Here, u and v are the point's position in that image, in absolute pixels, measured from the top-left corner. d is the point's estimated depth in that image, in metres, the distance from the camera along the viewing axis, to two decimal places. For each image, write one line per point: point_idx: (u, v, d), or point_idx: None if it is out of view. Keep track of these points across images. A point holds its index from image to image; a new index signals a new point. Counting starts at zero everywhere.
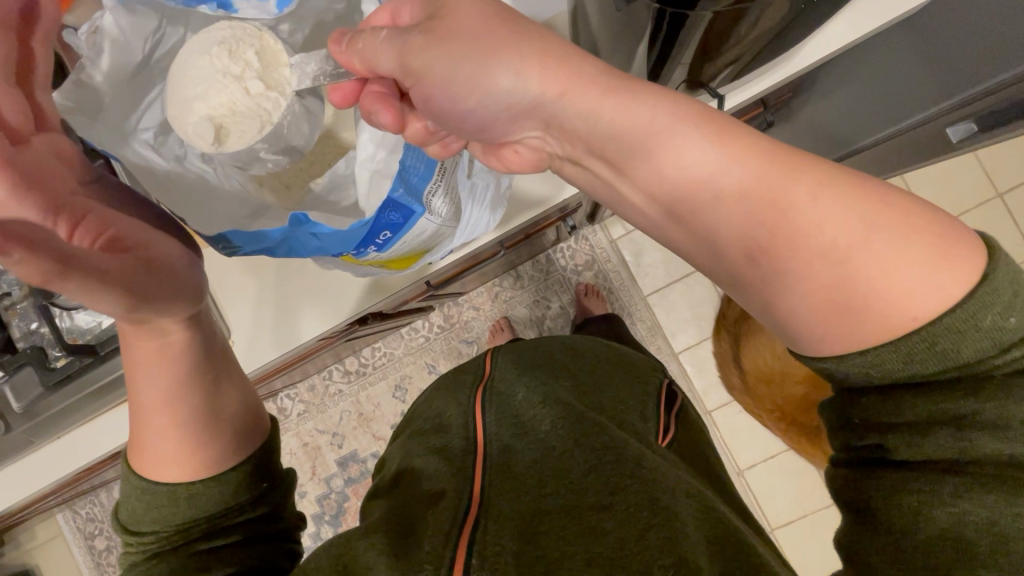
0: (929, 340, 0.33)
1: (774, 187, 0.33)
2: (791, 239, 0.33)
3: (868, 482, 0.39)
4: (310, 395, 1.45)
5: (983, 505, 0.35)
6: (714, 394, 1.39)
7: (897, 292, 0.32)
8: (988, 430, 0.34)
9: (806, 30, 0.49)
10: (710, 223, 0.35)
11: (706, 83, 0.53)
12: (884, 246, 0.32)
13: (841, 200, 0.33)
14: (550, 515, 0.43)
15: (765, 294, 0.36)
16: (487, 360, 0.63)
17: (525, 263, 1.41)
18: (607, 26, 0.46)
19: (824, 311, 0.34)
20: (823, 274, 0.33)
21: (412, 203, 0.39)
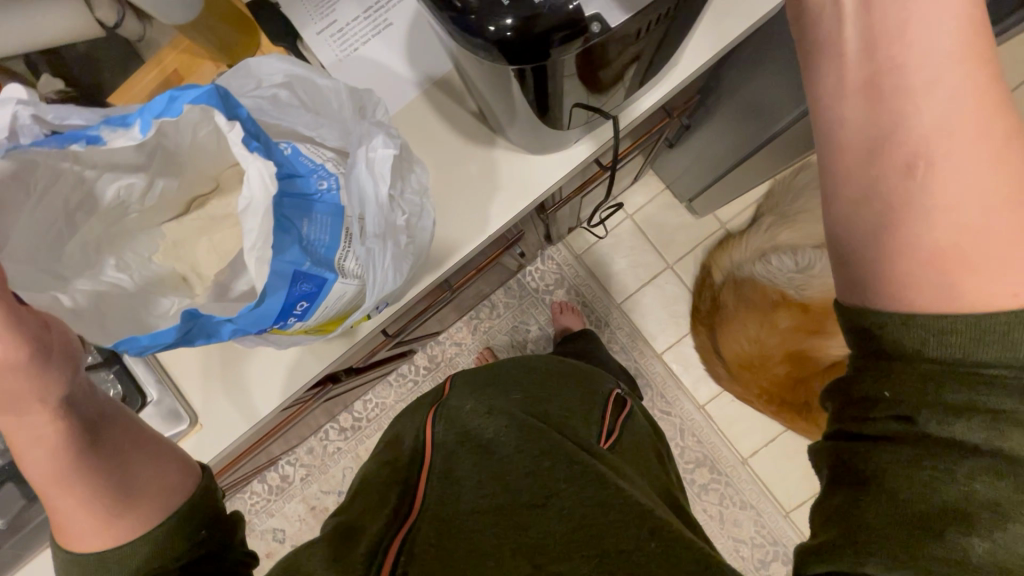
0: (1003, 325, 0.33)
1: (960, 123, 0.35)
2: (944, 176, 0.35)
3: (876, 455, 0.36)
4: (310, 458, 1.45)
5: (994, 490, 0.33)
6: (704, 388, 1.40)
7: (1002, 268, 0.34)
8: (1023, 428, 0.33)
9: (675, 42, 0.53)
10: (894, 116, 0.37)
11: (599, 107, 0.55)
12: (1007, 225, 0.34)
13: (1001, 168, 0.35)
14: (480, 513, 0.53)
15: (892, 212, 0.37)
16: (446, 384, 0.69)
17: (497, 292, 1.44)
18: (483, 79, 0.48)
19: (915, 249, 0.36)
20: (953, 218, 0.35)
21: (323, 271, 0.41)
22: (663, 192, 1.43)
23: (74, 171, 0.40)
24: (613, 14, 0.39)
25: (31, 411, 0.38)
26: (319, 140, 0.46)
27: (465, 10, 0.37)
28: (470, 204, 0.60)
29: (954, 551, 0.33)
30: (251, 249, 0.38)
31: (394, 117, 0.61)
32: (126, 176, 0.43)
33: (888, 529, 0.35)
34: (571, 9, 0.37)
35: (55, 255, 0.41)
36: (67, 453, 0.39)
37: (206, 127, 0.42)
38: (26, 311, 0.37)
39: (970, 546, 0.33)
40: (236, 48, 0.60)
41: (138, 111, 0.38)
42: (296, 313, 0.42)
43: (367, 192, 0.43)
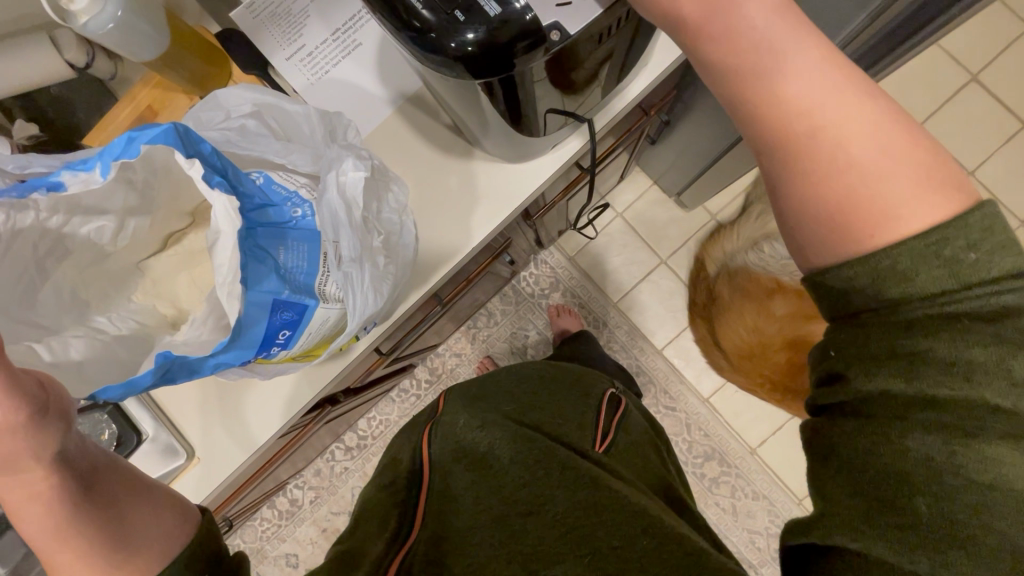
0: (891, 265, 0.32)
1: (802, 65, 0.33)
2: (809, 124, 0.33)
3: (830, 425, 0.35)
4: (318, 480, 1.44)
5: (929, 445, 0.31)
6: (708, 380, 1.39)
7: (892, 206, 0.32)
8: (938, 366, 0.31)
9: (643, 40, 0.52)
10: (742, 88, 0.35)
11: (572, 111, 0.54)
12: (882, 156, 0.32)
13: (857, 102, 0.33)
14: (480, 528, 0.54)
15: (777, 185, 0.35)
16: (440, 400, 0.68)
17: (493, 299, 1.43)
18: (452, 94, 0.47)
19: (810, 205, 0.34)
20: (826, 174, 0.33)
21: (301, 298, 0.41)
22: (651, 188, 1.43)
23: (39, 217, 0.40)
24: (572, 20, 0.38)
25: (23, 469, 0.35)
26: (291, 166, 0.45)
27: (423, 29, 0.37)
28: (451, 217, 0.59)
29: (906, 517, 0.32)
30: (221, 284, 0.38)
31: (369, 137, 0.61)
32: (99, 219, 0.43)
33: (845, 501, 0.33)
34: (529, 19, 0.37)
35: (30, 303, 0.41)
36: (61, 509, 0.37)
37: (168, 162, 0.42)
38: (20, 368, 0.35)
39: (919, 511, 0.31)
40: (206, 78, 0.60)
41: (98, 154, 0.38)
42: (276, 341, 0.42)
43: (339, 212, 0.43)
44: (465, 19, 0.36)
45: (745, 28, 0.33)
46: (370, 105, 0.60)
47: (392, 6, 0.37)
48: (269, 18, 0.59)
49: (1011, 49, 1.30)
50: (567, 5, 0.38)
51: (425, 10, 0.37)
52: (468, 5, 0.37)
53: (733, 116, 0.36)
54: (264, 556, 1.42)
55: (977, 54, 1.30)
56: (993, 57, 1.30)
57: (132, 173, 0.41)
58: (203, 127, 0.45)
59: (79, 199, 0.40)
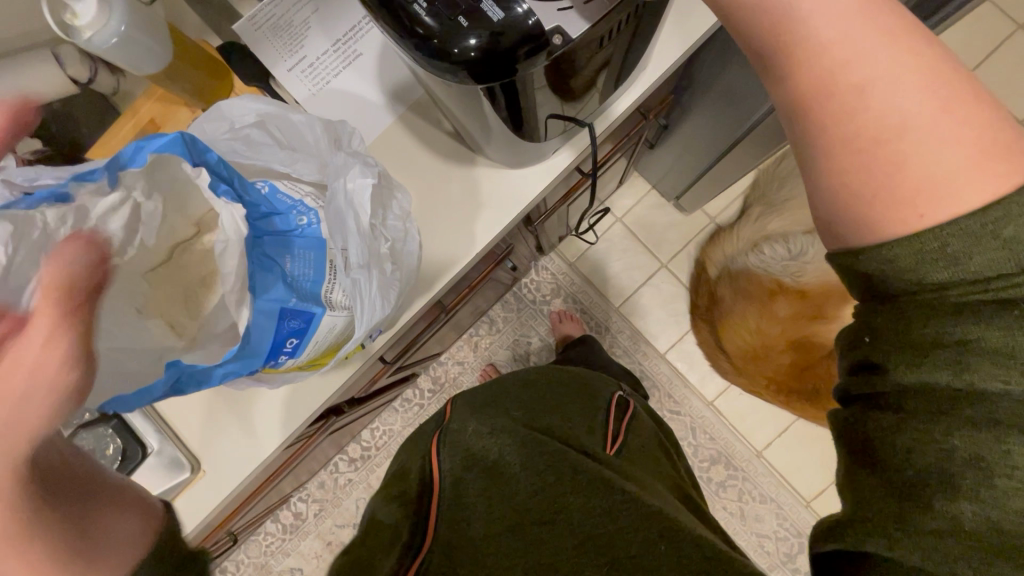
0: (938, 245, 0.30)
1: (844, 25, 0.31)
2: (850, 92, 0.31)
3: (864, 420, 0.35)
4: (322, 492, 1.43)
5: (976, 440, 0.31)
6: (711, 384, 1.39)
7: (940, 178, 0.30)
8: (992, 357, 0.30)
9: (643, 43, 0.53)
10: (778, 54, 0.33)
11: (572, 116, 0.55)
12: (933, 125, 0.30)
13: (909, 61, 0.31)
14: (498, 537, 0.54)
15: (816, 160, 0.33)
16: (449, 407, 0.67)
17: (495, 307, 1.43)
18: (454, 101, 0.48)
19: (848, 180, 0.32)
20: (868, 146, 0.31)
21: (308, 306, 0.41)
22: (649, 192, 1.44)
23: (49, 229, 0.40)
24: (575, 23, 0.38)
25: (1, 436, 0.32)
26: (295, 176, 0.45)
27: (427, 35, 0.37)
28: (454, 224, 0.59)
29: (942, 523, 0.32)
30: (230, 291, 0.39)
31: (373, 146, 0.61)
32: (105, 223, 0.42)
33: (877, 500, 0.34)
34: (531, 24, 0.37)
35: None
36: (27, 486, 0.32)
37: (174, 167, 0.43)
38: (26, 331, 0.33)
39: (959, 515, 0.31)
40: (209, 91, 0.61)
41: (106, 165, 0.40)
42: (288, 348, 0.42)
43: (346, 220, 0.43)
44: (468, 24, 0.37)
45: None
46: (371, 117, 0.61)
47: (394, 15, 0.37)
48: (271, 30, 0.59)
49: (1003, 47, 1.31)
50: (569, 9, 0.38)
51: (427, 16, 0.37)
52: (470, 11, 0.37)
53: (770, 85, 0.35)
54: (269, 571, 1.40)
55: (968, 53, 1.31)
56: (985, 55, 1.31)
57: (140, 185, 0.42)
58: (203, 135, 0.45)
59: (89, 209, 0.40)
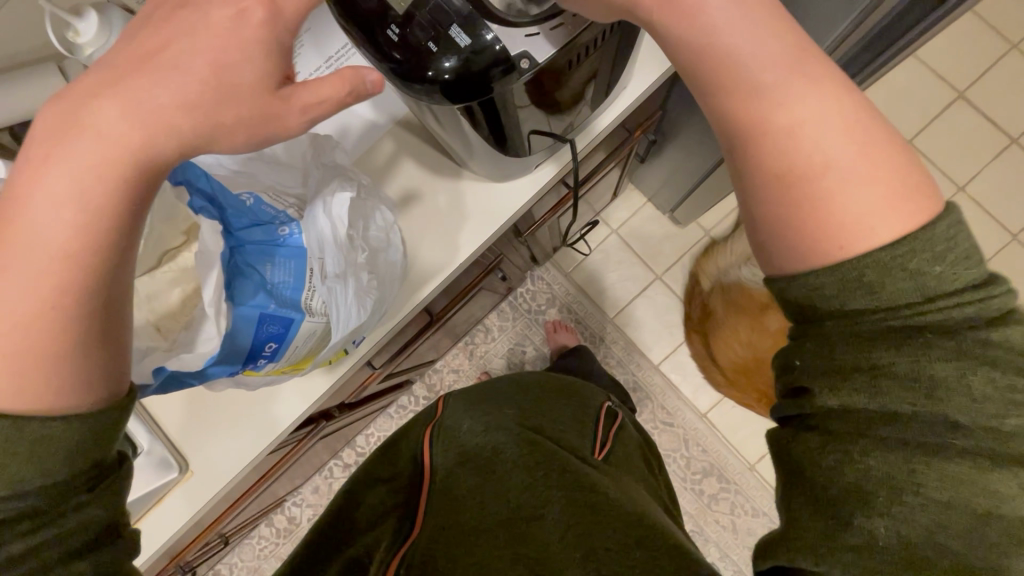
0: (858, 275, 0.32)
1: (777, 68, 0.33)
2: (784, 130, 0.33)
3: (795, 439, 0.36)
4: (317, 497, 1.44)
5: (890, 462, 0.32)
6: (704, 396, 1.39)
7: (860, 215, 0.32)
8: (903, 383, 0.32)
9: (621, 64, 0.55)
10: (719, 89, 0.35)
11: (552, 132, 0.57)
12: (855, 166, 0.32)
13: (834, 106, 0.33)
14: (484, 527, 0.55)
15: (753, 190, 0.35)
16: (439, 402, 0.69)
17: (491, 315, 1.45)
18: (434, 119, 0.50)
19: (782, 211, 0.34)
20: (799, 180, 0.33)
21: (291, 312, 0.43)
22: (645, 204, 1.45)
23: None
24: (541, 48, 0.40)
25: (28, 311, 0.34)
26: (280, 187, 0.47)
27: (402, 60, 0.39)
28: (436, 238, 0.61)
29: (861, 537, 0.33)
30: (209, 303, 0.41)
31: (358, 160, 0.63)
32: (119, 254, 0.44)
33: (806, 517, 0.35)
34: (499, 49, 0.39)
35: None
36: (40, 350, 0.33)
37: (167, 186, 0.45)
38: None
39: (875, 531, 0.32)
40: None
41: None
42: (263, 355, 0.44)
43: (326, 234, 0.44)
44: (438, 50, 0.39)
45: (716, 33, 0.34)
46: (361, 132, 0.63)
47: (372, 41, 0.40)
48: None
49: (998, 65, 1.32)
50: (536, 34, 0.40)
51: (400, 42, 0.39)
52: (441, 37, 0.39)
53: (713, 116, 0.36)
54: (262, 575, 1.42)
55: (963, 72, 1.32)
56: (980, 74, 1.32)
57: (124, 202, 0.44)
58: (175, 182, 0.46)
59: None
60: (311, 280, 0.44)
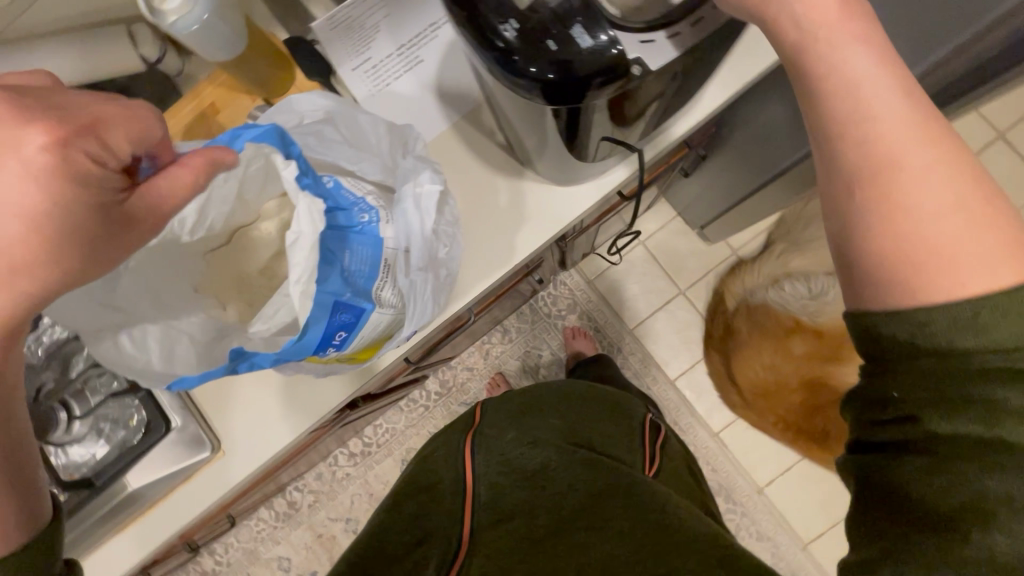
0: (974, 314, 0.32)
1: (898, 114, 0.34)
2: (897, 171, 0.34)
3: (890, 466, 0.36)
4: (319, 484, 1.43)
5: (1007, 484, 0.33)
6: (718, 415, 1.38)
7: (968, 263, 0.32)
8: (1016, 416, 0.32)
9: (703, 76, 0.54)
10: (836, 127, 0.36)
11: (625, 138, 0.55)
12: (965, 217, 0.33)
13: (948, 156, 0.34)
14: (544, 535, 0.59)
15: (856, 227, 0.35)
16: (476, 410, 0.68)
17: (510, 317, 1.44)
18: (519, 114, 0.49)
19: (888, 248, 0.34)
20: (908, 222, 0.33)
21: (363, 302, 0.42)
22: (674, 218, 1.44)
23: None
24: (655, 55, 0.39)
25: None
26: (359, 173, 0.47)
27: (509, 53, 0.38)
28: (496, 236, 0.61)
29: (983, 553, 0.33)
30: (295, 283, 0.38)
31: (432, 152, 0.62)
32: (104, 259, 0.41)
33: (920, 537, 0.35)
34: (614, 53, 0.38)
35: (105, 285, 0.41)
36: None
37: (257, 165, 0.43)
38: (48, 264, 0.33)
39: (995, 547, 0.33)
40: (271, 80, 0.62)
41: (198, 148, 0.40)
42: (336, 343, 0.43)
43: (413, 229, 0.45)
44: (555, 49, 0.38)
45: (844, 73, 0.35)
46: (425, 121, 0.62)
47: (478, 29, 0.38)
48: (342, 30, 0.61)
49: None
50: (651, 42, 0.39)
51: (517, 40, 0.38)
52: (559, 35, 0.38)
53: (824, 153, 0.37)
54: (257, 558, 1.41)
55: None
56: None
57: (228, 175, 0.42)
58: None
59: None
60: (386, 274, 0.44)
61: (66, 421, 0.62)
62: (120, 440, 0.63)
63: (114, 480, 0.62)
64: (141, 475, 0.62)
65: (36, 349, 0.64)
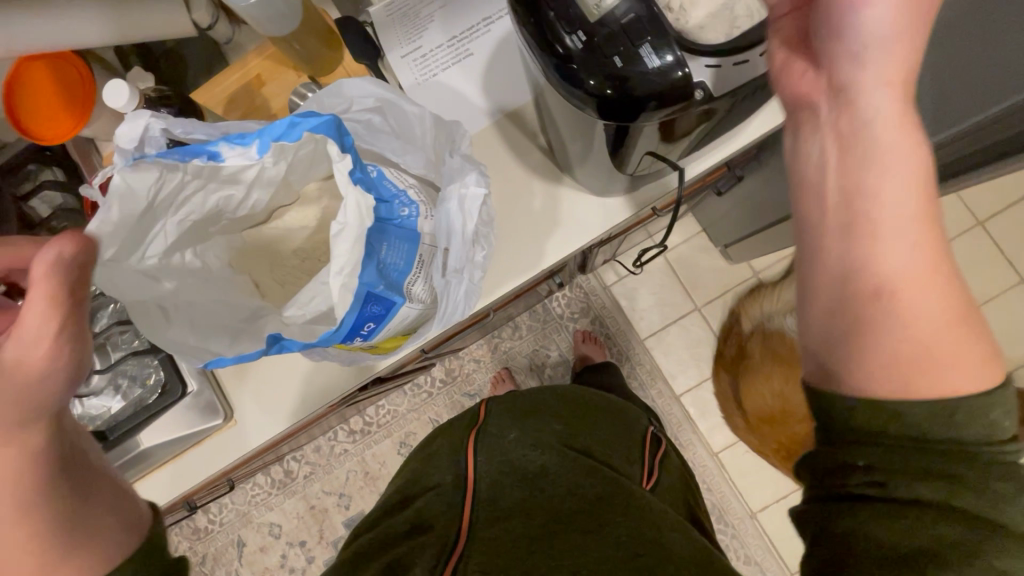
0: (932, 409, 0.35)
1: (897, 213, 0.36)
2: (886, 270, 0.36)
3: (844, 515, 0.37)
4: (317, 456, 1.45)
5: (956, 533, 0.34)
6: (719, 435, 1.38)
7: (934, 366, 0.35)
8: (967, 489, 0.34)
9: (758, 102, 0.53)
10: (844, 214, 0.37)
11: (669, 157, 0.55)
12: (937, 323, 0.35)
13: (934, 261, 0.35)
14: (537, 538, 0.55)
15: (839, 313, 0.37)
16: (482, 409, 0.69)
17: (522, 314, 1.44)
18: (568, 121, 0.48)
19: (866, 340, 0.36)
20: (888, 318, 0.35)
21: (394, 295, 0.42)
22: (699, 234, 1.43)
23: (183, 180, 0.40)
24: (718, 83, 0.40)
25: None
26: (403, 166, 0.48)
27: (570, 63, 0.38)
28: (522, 235, 0.60)
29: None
30: (336, 275, 0.40)
31: (471, 148, 0.62)
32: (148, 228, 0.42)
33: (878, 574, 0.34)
34: (679, 75, 0.38)
35: (139, 253, 0.41)
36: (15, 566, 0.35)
37: (307, 150, 0.42)
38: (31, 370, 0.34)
39: None
40: (320, 59, 0.63)
41: (257, 132, 0.40)
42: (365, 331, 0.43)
43: (455, 225, 0.45)
44: (620, 65, 0.37)
45: (852, 170, 0.37)
46: (468, 116, 0.62)
47: (542, 34, 0.38)
48: (398, 18, 0.61)
49: None
50: (717, 67, 0.40)
51: (580, 50, 0.37)
52: (627, 51, 0.37)
53: (823, 235, 0.38)
54: (250, 521, 1.43)
55: None
56: None
57: (281, 157, 0.42)
58: (197, 124, 0.41)
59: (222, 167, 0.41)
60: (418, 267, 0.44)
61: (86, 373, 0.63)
62: (136, 398, 0.63)
63: (127, 438, 0.62)
64: (154, 435, 0.63)
65: None
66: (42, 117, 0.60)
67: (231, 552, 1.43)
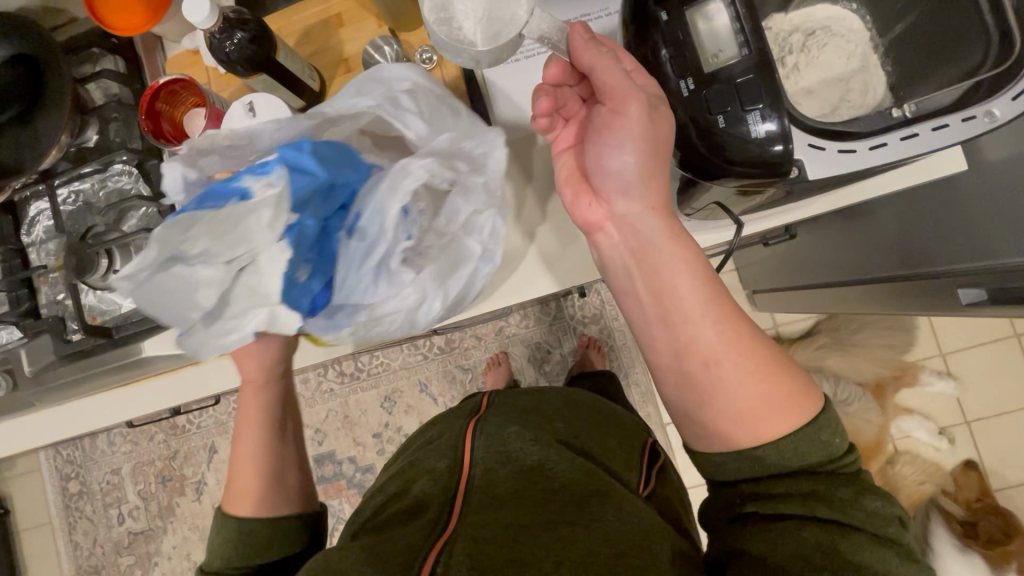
0: (779, 452, 0.45)
1: (696, 300, 0.47)
2: (703, 353, 0.47)
3: (736, 535, 0.46)
4: (303, 388, 1.48)
5: (823, 536, 0.43)
6: (693, 472, 1.38)
7: (761, 419, 0.46)
8: (821, 499, 0.44)
9: (842, 183, 0.50)
10: (666, 308, 0.48)
11: (732, 209, 0.53)
12: (752, 385, 0.46)
13: (734, 335, 0.47)
14: (522, 531, 0.52)
15: (693, 394, 0.48)
16: (484, 401, 0.72)
17: (535, 304, 1.43)
18: None
19: (706, 412, 0.47)
20: (714, 393, 0.47)
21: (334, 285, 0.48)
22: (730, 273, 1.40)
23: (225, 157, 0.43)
24: (819, 165, 0.42)
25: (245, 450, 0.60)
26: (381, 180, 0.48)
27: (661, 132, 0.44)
28: (570, 246, 0.59)
29: None
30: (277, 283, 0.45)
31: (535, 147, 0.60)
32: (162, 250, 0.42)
33: None
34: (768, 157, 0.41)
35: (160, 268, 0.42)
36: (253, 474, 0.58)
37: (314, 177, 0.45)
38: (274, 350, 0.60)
39: None
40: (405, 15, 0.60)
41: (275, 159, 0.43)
42: (345, 312, 0.50)
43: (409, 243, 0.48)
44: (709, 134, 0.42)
45: (664, 273, 0.48)
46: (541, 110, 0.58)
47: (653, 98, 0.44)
48: None
49: None
50: (819, 150, 0.42)
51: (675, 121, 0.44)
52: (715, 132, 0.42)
53: (657, 327, 0.50)
54: (224, 431, 1.46)
55: None
56: None
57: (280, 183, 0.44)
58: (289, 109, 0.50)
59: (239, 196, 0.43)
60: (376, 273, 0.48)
61: (107, 269, 0.62)
62: None
63: (130, 341, 0.63)
64: (157, 346, 0.64)
65: (99, 192, 0.66)
66: (116, 5, 0.59)
67: (201, 456, 1.47)
